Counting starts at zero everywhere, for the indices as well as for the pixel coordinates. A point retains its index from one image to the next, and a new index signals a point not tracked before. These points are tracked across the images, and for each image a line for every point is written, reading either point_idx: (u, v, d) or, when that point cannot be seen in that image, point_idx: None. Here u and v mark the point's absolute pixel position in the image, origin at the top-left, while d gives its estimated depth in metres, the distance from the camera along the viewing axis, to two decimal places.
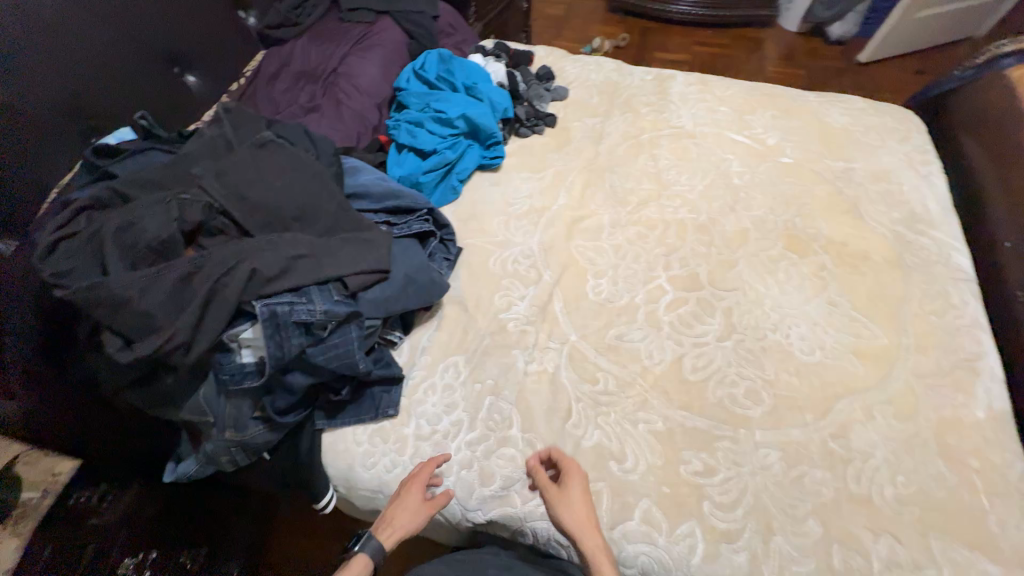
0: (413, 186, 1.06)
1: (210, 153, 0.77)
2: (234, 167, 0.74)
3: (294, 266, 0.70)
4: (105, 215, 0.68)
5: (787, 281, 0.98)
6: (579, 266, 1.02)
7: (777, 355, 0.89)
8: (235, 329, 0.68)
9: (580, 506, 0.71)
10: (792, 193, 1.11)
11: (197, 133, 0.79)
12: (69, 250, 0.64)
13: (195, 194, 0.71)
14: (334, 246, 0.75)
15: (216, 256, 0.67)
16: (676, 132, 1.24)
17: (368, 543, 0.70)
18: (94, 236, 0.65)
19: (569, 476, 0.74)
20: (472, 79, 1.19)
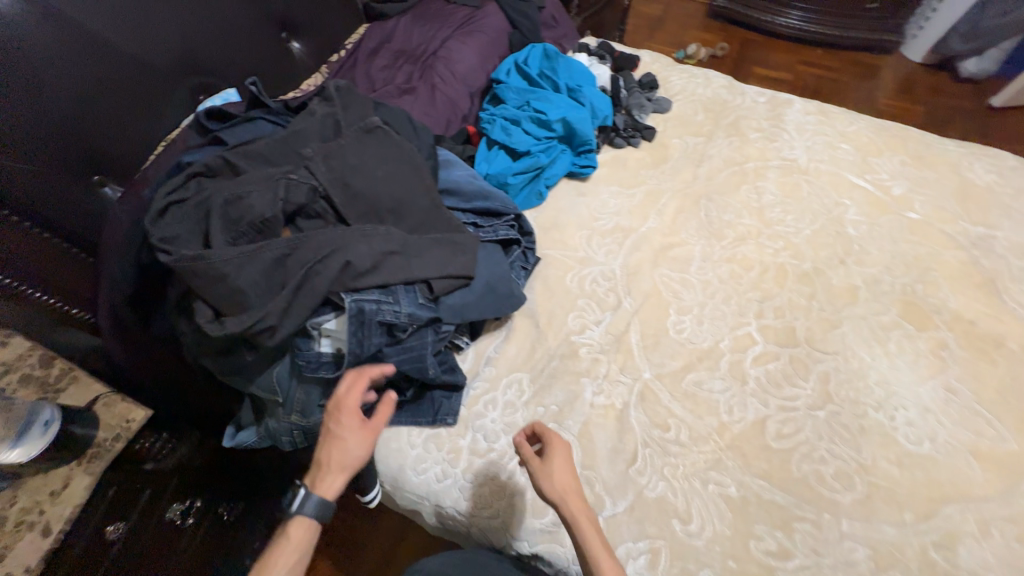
0: (500, 186, 1.02)
1: (317, 132, 0.75)
2: (338, 151, 0.72)
3: (384, 263, 0.68)
4: (214, 185, 0.68)
5: (899, 354, 0.87)
6: (662, 298, 0.95)
7: (878, 438, 0.79)
8: (318, 318, 0.67)
9: (564, 477, 0.68)
10: (915, 254, 0.98)
11: (307, 110, 0.78)
12: (179, 218, 0.65)
13: (300, 175, 0.70)
14: (424, 246, 0.72)
15: (312, 242, 0.66)
16: (787, 166, 1.13)
17: (307, 498, 0.60)
18: (202, 206, 0.66)
19: (552, 446, 0.71)
20: (576, 81, 1.13)
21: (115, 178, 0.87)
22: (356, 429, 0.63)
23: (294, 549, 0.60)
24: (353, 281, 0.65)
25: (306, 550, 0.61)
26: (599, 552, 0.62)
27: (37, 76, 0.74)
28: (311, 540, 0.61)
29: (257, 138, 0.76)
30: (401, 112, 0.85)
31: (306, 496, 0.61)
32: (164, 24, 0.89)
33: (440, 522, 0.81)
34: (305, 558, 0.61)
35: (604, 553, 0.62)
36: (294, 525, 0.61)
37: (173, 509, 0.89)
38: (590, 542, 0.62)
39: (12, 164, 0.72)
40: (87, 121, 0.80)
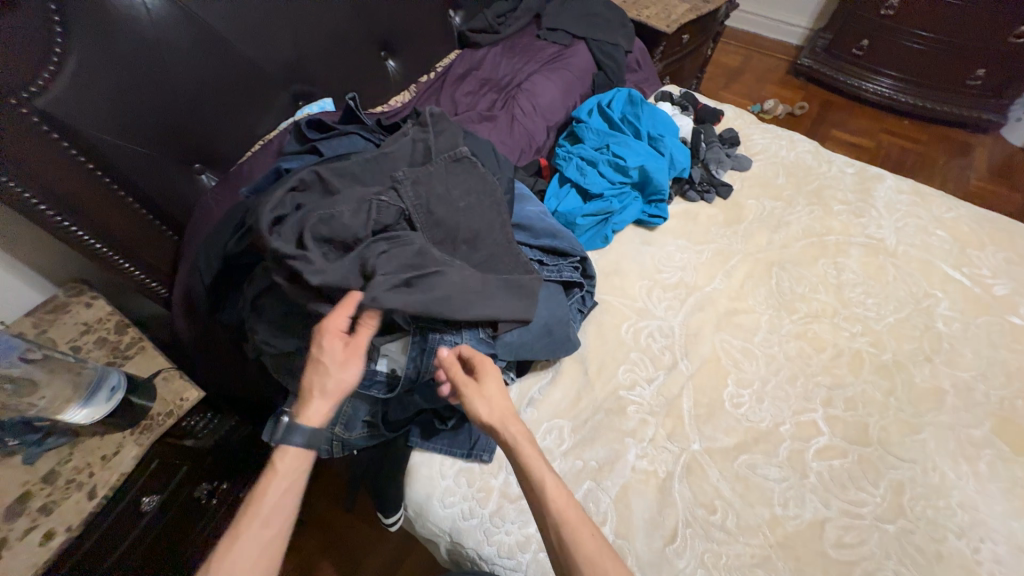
0: (566, 224, 1.01)
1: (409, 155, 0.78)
2: (426, 176, 0.75)
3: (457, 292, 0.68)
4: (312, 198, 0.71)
5: (989, 477, 0.77)
6: (721, 366, 0.90)
7: (957, 571, 0.70)
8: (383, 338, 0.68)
9: (495, 399, 0.64)
10: (1016, 365, 0.88)
11: (401, 133, 0.81)
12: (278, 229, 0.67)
13: (390, 198, 0.71)
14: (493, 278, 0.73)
15: (396, 264, 0.66)
16: (872, 244, 1.06)
17: (293, 429, 0.58)
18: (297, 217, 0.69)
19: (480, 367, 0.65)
20: (659, 130, 1.11)
21: (214, 167, 0.95)
22: (341, 363, 0.61)
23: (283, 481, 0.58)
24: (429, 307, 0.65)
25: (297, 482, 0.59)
26: (541, 464, 0.59)
27: (163, 69, 0.80)
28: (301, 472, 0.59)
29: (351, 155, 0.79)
30: (485, 145, 0.88)
31: (289, 429, 0.59)
32: (283, 34, 0.96)
33: (458, 559, 0.78)
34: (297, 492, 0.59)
35: (544, 469, 0.59)
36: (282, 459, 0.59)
37: (200, 489, 0.91)
38: (529, 459, 0.59)
39: (129, 146, 0.79)
40: (196, 114, 0.87)
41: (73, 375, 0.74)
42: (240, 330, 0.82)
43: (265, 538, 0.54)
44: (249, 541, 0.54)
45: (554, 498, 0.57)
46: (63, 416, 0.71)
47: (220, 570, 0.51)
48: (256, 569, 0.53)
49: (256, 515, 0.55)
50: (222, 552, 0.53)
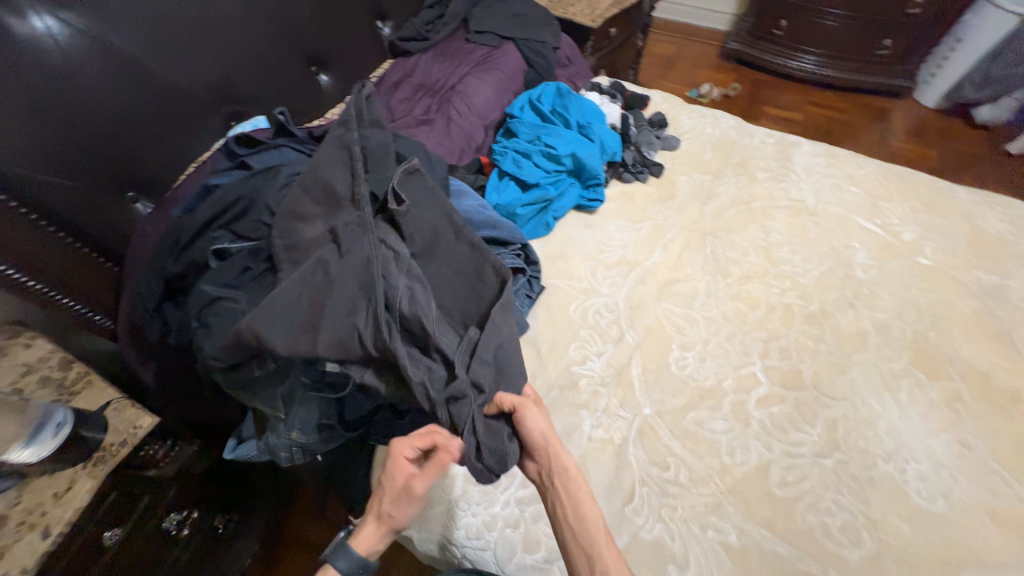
0: (508, 216, 1.04)
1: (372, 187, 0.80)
2: (396, 209, 0.76)
3: (512, 377, 0.71)
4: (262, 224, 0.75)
5: (909, 403, 0.85)
6: (665, 333, 0.95)
7: (887, 492, 0.76)
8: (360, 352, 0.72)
9: (540, 432, 0.66)
10: (926, 300, 0.97)
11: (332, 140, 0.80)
12: (229, 259, 0.72)
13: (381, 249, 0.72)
14: (454, 281, 0.76)
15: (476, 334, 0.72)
16: (794, 206, 1.14)
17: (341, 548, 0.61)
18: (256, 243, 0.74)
19: (523, 403, 0.67)
20: (587, 118, 1.17)
21: (147, 194, 0.93)
22: (395, 494, 0.61)
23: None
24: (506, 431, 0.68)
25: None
26: (589, 508, 0.61)
27: (81, 98, 0.79)
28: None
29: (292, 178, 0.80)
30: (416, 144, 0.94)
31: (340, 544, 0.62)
32: (206, 56, 0.96)
33: (431, 550, 0.80)
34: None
35: (595, 512, 0.61)
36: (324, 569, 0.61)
37: (169, 520, 0.89)
38: (576, 495, 0.61)
39: (52, 179, 0.77)
40: (123, 143, 0.86)
41: (17, 413, 0.71)
42: (188, 352, 0.82)
43: None
44: None
45: (600, 539, 0.59)
46: (8, 457, 0.68)
47: None
48: None
49: None
50: None
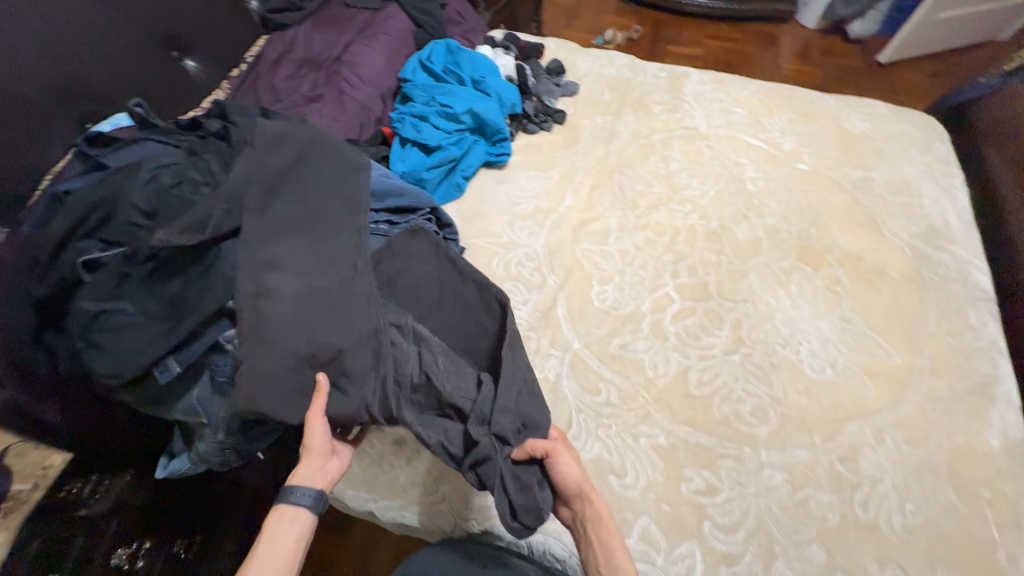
0: (416, 182, 1.03)
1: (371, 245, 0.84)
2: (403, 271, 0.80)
3: (535, 421, 0.72)
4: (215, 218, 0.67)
5: (799, 294, 0.95)
6: (584, 271, 0.99)
7: (786, 373, 0.86)
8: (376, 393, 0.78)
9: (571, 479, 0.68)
10: (807, 201, 1.07)
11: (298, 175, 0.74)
12: (101, 269, 0.67)
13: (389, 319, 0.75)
14: (460, 330, 0.81)
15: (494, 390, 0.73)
16: (689, 133, 1.20)
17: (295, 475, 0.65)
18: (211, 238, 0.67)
19: (553, 450, 0.68)
20: (480, 73, 1.16)
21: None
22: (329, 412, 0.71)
23: (281, 536, 0.60)
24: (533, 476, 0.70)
25: (297, 533, 0.61)
26: (624, 560, 0.63)
27: None
28: (304, 530, 0.61)
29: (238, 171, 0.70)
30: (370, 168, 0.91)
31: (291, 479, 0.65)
32: (31, 47, 0.82)
33: (395, 520, 0.80)
34: (298, 542, 0.60)
35: (627, 563, 0.63)
36: (274, 514, 0.61)
37: (116, 555, 0.78)
38: (609, 545, 0.64)
39: None
40: None
41: None
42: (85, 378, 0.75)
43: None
44: None
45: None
46: None
47: None
48: None
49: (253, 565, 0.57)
50: None
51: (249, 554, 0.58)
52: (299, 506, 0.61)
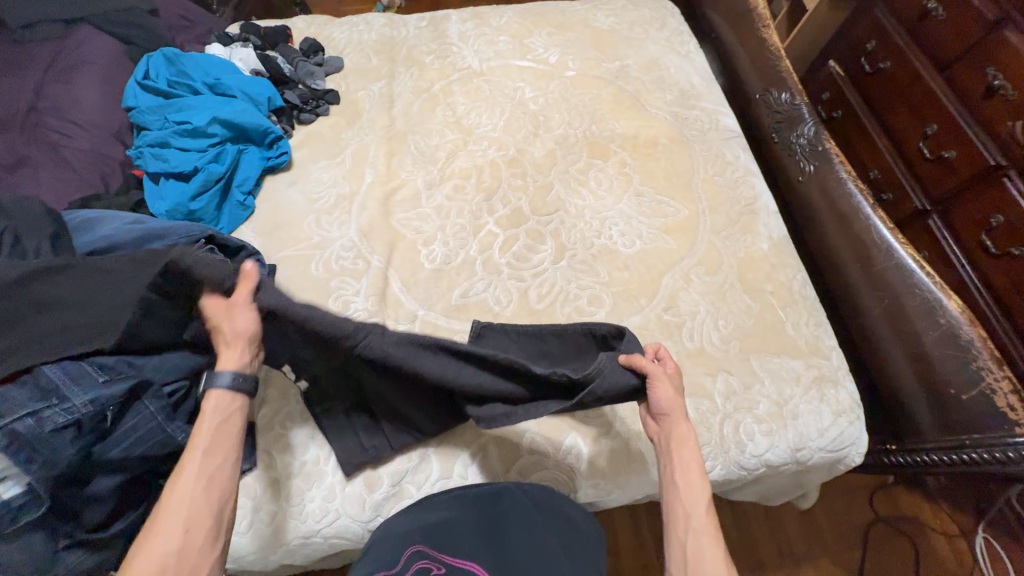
0: (187, 216, 0.92)
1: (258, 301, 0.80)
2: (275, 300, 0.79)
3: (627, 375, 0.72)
4: (15, 350, 0.57)
5: (598, 186, 1.04)
6: (406, 240, 0.98)
7: (607, 258, 0.96)
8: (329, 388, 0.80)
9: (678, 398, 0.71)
10: (582, 103, 1.16)
11: (69, 289, 0.62)
12: None
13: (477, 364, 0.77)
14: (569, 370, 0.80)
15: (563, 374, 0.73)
16: (465, 74, 1.21)
17: (220, 373, 0.62)
18: (54, 362, 0.59)
19: (657, 374, 0.71)
20: (214, 75, 1.04)
21: None
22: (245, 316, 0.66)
23: (221, 420, 0.60)
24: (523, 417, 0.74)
25: (235, 417, 0.62)
26: (695, 475, 0.65)
27: None
28: (243, 410, 0.62)
29: (59, 294, 0.61)
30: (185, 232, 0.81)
31: (212, 376, 0.62)
32: None
33: (311, 554, 0.77)
34: (236, 423, 0.61)
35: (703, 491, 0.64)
36: (207, 399, 0.61)
37: None
38: (687, 474, 0.65)
39: None
40: None
41: None
42: None
43: (212, 465, 0.57)
44: (191, 474, 0.56)
45: (697, 505, 0.63)
46: None
47: (170, 501, 0.54)
48: (206, 497, 0.55)
49: (196, 447, 0.57)
50: (172, 485, 0.55)
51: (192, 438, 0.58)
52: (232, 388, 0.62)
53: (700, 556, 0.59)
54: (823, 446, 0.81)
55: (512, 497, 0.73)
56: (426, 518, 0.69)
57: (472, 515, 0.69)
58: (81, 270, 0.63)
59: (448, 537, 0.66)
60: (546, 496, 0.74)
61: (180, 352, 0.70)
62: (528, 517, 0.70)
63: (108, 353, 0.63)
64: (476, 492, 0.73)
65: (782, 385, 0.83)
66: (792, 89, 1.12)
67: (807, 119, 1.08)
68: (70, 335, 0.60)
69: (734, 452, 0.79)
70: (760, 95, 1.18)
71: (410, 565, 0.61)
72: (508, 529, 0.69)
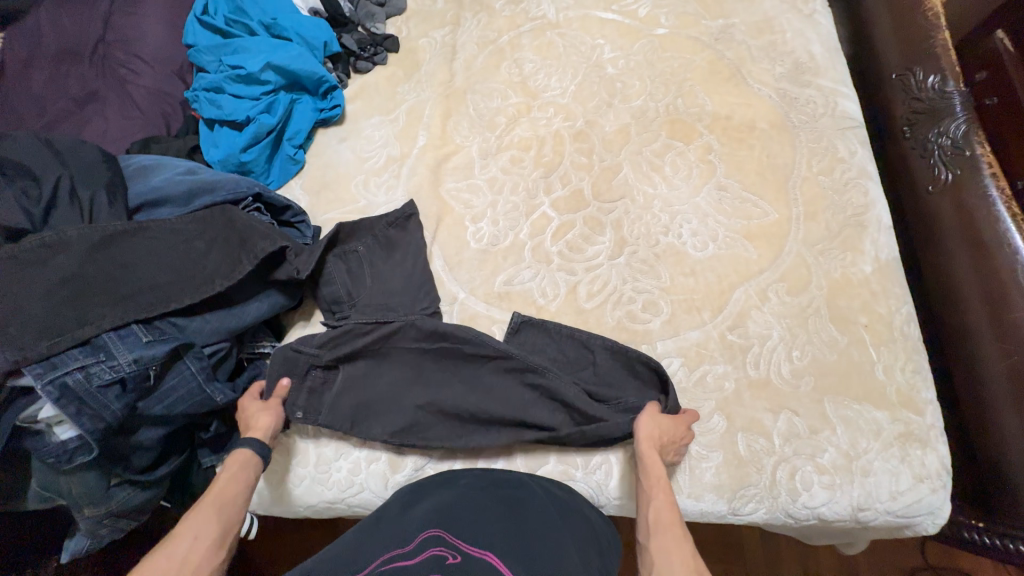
0: (238, 168, 0.90)
1: (326, 280, 0.82)
2: (338, 289, 0.82)
3: (622, 385, 0.77)
4: (93, 306, 0.65)
5: (674, 174, 0.91)
6: (454, 214, 0.91)
7: (672, 259, 0.85)
8: (298, 342, 0.78)
9: (676, 429, 0.70)
10: (669, 71, 0.99)
11: (139, 254, 0.70)
12: None
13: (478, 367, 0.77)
14: (609, 380, 0.78)
15: (560, 381, 0.76)
16: (538, 25, 1.06)
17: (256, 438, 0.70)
18: (111, 331, 0.65)
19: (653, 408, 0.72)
20: (271, 14, 0.99)
21: None
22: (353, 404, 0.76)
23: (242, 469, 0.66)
24: (479, 424, 0.75)
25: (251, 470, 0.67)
26: (655, 468, 0.66)
27: None
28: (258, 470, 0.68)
29: (131, 256, 0.70)
30: (235, 184, 0.81)
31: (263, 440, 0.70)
32: None
33: (334, 516, 0.79)
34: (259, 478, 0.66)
35: (667, 506, 0.63)
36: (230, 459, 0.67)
37: None
38: (653, 492, 0.65)
39: None
40: None
41: None
42: None
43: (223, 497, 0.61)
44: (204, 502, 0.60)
45: (664, 499, 0.64)
46: None
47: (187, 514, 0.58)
48: (211, 519, 0.58)
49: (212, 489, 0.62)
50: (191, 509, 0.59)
51: (201, 497, 0.60)
52: (253, 452, 0.68)
53: (660, 527, 0.61)
54: (892, 510, 0.71)
55: (531, 491, 0.69)
56: (439, 502, 0.65)
57: (488, 508, 0.64)
58: (153, 234, 0.72)
59: (462, 520, 0.61)
60: (562, 492, 0.70)
61: (219, 315, 0.73)
62: (546, 516, 0.65)
63: (165, 317, 0.70)
64: (495, 477, 0.70)
65: (856, 436, 0.73)
66: (945, 71, 0.89)
67: (957, 114, 0.86)
68: (138, 295, 0.68)
69: (785, 499, 0.71)
70: (897, 75, 0.96)
71: (423, 550, 0.56)
72: (525, 529, 0.61)
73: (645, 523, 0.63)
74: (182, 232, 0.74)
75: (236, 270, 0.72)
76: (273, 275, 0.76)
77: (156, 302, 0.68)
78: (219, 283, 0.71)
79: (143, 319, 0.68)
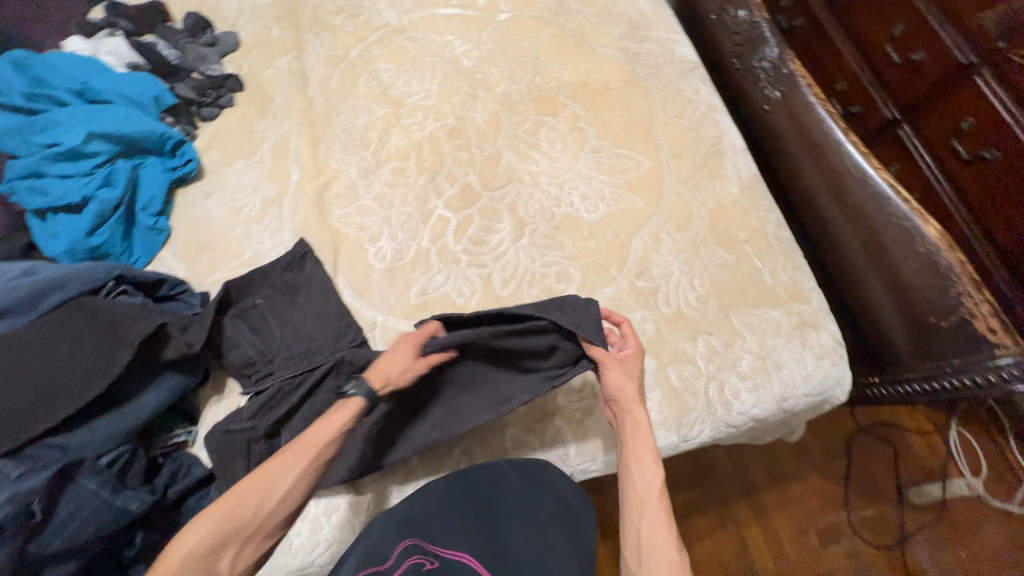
0: (91, 254, 0.80)
1: (227, 345, 0.76)
2: (242, 349, 0.76)
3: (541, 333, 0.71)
4: None
5: (551, 147, 0.94)
6: (350, 240, 0.88)
7: (570, 227, 0.88)
8: (226, 422, 0.71)
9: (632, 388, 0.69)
10: (521, 52, 1.02)
11: None
12: None
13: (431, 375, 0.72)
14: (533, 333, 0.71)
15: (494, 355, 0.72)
16: (384, 34, 1.05)
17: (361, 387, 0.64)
18: None
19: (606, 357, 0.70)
20: (82, 79, 0.89)
21: None
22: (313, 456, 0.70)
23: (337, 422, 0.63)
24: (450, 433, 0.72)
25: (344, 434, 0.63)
26: (650, 466, 0.64)
27: None
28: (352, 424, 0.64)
29: None
30: (89, 273, 0.72)
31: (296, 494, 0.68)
32: None
33: None
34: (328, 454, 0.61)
35: (660, 510, 0.61)
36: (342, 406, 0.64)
37: None
38: (637, 496, 0.63)
39: None
40: None
41: None
42: None
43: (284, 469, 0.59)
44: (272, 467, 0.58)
45: (651, 493, 0.63)
46: None
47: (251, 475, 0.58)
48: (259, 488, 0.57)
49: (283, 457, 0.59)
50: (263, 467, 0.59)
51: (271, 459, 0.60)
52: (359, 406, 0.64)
53: (653, 546, 0.59)
54: (808, 391, 0.80)
55: (506, 483, 0.67)
56: (408, 511, 0.64)
57: (462, 510, 0.65)
58: None
59: (440, 530, 0.63)
60: (533, 469, 0.69)
61: (109, 418, 0.65)
62: (522, 504, 0.65)
63: (37, 441, 0.62)
64: (466, 474, 0.68)
65: (763, 337, 0.81)
66: (750, 4, 1.01)
67: (768, 39, 0.98)
68: None
69: (722, 412, 0.77)
70: (716, 16, 1.07)
71: (400, 562, 0.59)
72: (504, 522, 0.66)
73: (634, 540, 0.60)
74: (33, 343, 0.65)
75: (110, 363, 0.64)
76: (163, 356, 0.69)
77: (19, 429, 0.60)
78: (93, 385, 0.63)
79: (8, 451, 0.60)
